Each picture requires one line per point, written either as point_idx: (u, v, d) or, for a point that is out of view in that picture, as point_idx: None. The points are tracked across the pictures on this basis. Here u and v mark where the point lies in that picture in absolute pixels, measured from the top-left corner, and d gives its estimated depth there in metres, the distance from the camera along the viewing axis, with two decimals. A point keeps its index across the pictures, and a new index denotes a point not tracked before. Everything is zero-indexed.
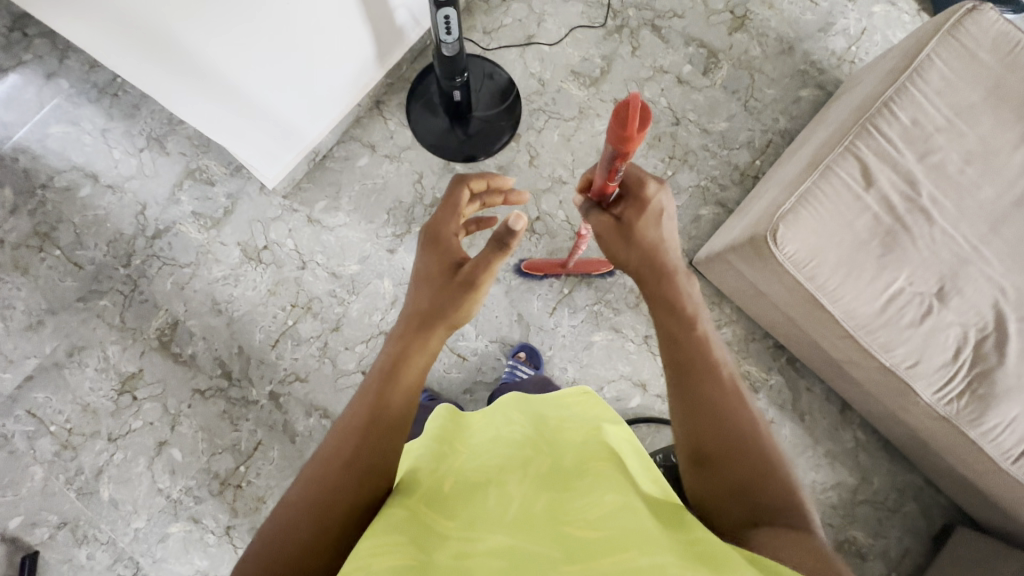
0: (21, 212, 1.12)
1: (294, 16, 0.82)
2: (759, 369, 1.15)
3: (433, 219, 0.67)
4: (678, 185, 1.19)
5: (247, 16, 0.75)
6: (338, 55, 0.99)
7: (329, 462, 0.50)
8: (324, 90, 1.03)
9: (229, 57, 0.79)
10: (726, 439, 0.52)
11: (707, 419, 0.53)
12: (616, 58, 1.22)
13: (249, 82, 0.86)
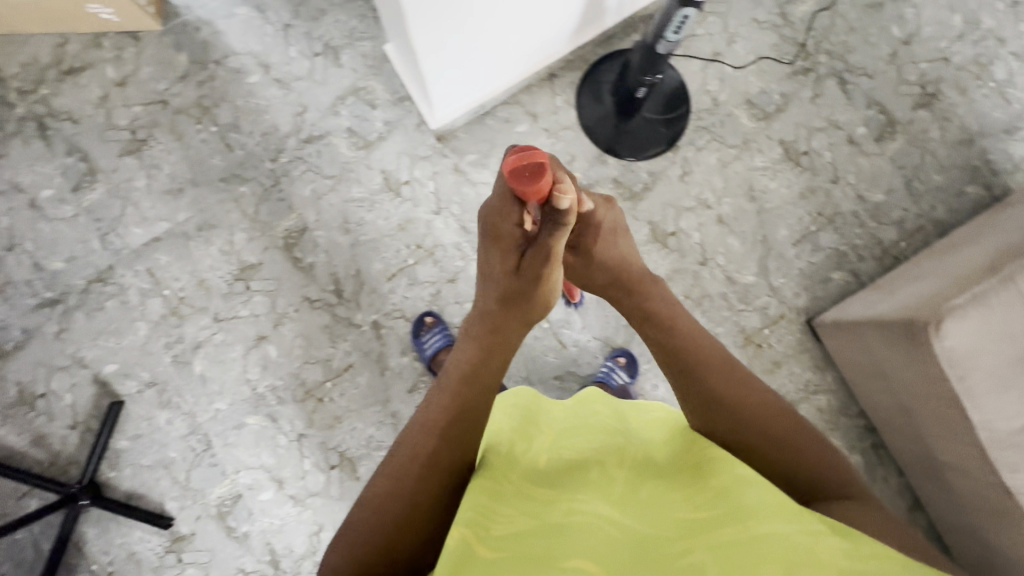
0: (190, 80, 1.14)
1: None
2: (841, 444, 1.15)
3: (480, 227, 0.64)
4: (818, 243, 1.17)
5: None
6: (545, 18, 0.99)
7: (418, 458, 0.56)
8: (519, 49, 1.04)
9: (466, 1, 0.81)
10: (772, 440, 0.58)
11: (735, 424, 0.59)
12: (794, 100, 1.19)
13: (465, 31, 0.89)
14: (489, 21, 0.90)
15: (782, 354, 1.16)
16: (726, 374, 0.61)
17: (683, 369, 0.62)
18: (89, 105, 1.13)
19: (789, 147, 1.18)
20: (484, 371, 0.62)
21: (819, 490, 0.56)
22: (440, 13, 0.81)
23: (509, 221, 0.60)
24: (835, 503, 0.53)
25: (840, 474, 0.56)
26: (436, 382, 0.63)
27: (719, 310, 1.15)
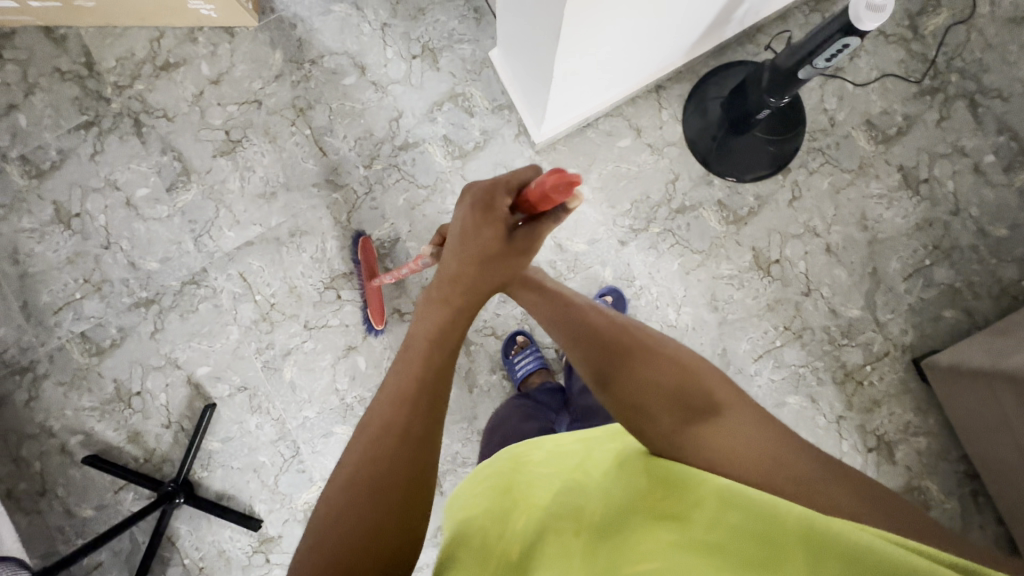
0: (285, 80, 1.11)
1: None
2: (938, 489, 1.11)
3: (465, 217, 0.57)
4: (931, 278, 1.11)
5: None
6: (674, 35, 0.95)
7: (378, 436, 0.49)
8: (640, 66, 1.00)
9: (621, 22, 0.78)
10: (656, 384, 0.53)
11: (627, 380, 0.54)
12: (917, 122, 1.12)
13: (605, 51, 0.85)
14: (630, 34, 0.84)
15: (883, 392, 1.11)
16: (625, 353, 0.57)
17: (613, 346, 0.58)
18: (184, 102, 1.11)
19: (908, 173, 1.11)
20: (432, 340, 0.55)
21: (691, 409, 0.50)
22: (594, 31, 0.76)
23: (500, 208, 0.56)
24: (712, 428, 0.49)
25: (715, 394, 0.52)
26: (400, 354, 0.55)
27: (820, 344, 1.11)
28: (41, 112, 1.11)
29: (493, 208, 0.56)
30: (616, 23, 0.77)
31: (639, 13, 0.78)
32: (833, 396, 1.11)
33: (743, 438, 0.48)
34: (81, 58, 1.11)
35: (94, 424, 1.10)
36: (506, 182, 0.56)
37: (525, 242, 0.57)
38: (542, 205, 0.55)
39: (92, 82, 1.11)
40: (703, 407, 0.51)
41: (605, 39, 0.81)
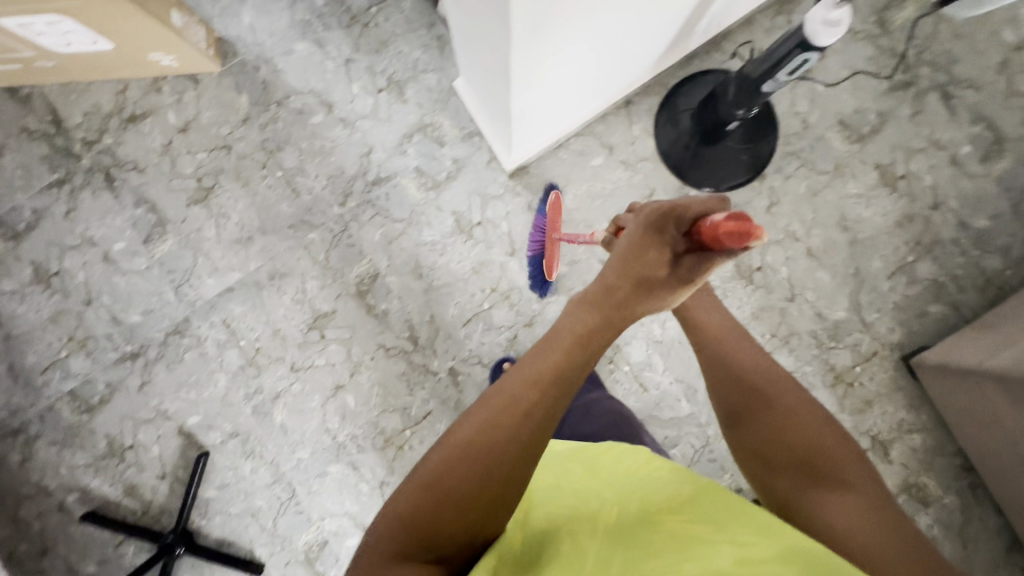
0: (253, 124, 1.11)
1: (639, 16, 0.79)
2: (936, 485, 1.10)
3: (637, 243, 0.57)
4: (914, 274, 1.11)
5: (616, 12, 0.71)
6: (636, 54, 0.94)
7: (490, 428, 0.51)
8: (604, 86, 0.99)
9: (572, 51, 0.76)
10: (787, 445, 0.53)
11: (758, 430, 0.56)
12: (890, 118, 1.11)
13: (561, 78, 0.84)
14: (589, 58, 0.83)
15: (874, 392, 1.11)
16: (782, 410, 0.55)
17: (773, 404, 0.56)
18: (154, 153, 1.11)
19: (885, 170, 1.11)
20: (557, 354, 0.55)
21: (815, 478, 0.50)
22: (551, 59, 0.74)
23: (670, 234, 0.55)
24: (825, 497, 0.49)
25: (844, 471, 0.50)
26: (545, 339, 0.56)
27: (808, 349, 1.10)
28: (11, 173, 1.11)
29: (662, 234, 0.55)
30: (573, 49, 0.76)
31: (596, 38, 0.77)
32: (825, 400, 1.10)
33: (844, 514, 0.47)
34: (47, 117, 1.11)
35: (90, 480, 1.10)
36: (683, 211, 0.55)
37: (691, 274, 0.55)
38: (716, 243, 0.52)
39: (60, 139, 1.11)
40: (831, 478, 0.50)
41: (564, 65, 0.80)
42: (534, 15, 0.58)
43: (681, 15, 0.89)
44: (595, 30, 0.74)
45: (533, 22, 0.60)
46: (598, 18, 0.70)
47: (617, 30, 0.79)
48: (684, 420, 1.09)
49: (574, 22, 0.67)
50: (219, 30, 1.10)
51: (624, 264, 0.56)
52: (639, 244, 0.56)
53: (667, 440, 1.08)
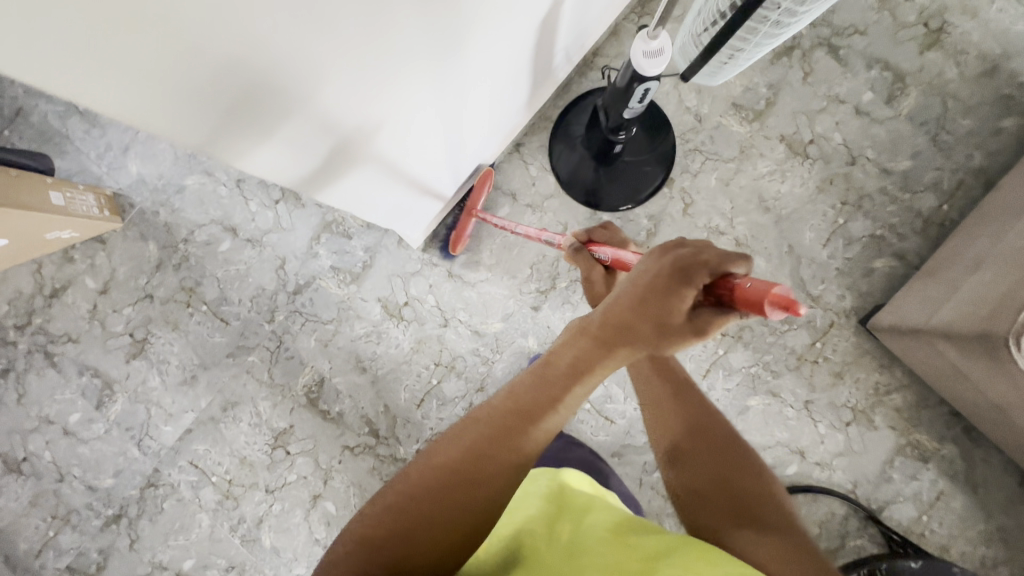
0: (167, 267, 1.12)
1: (472, 86, 0.76)
2: (930, 439, 1.08)
3: (652, 280, 0.45)
4: (850, 234, 1.08)
5: (421, 80, 0.63)
6: (498, 112, 0.92)
7: (476, 446, 0.49)
8: (477, 148, 0.98)
9: (400, 128, 0.70)
10: (729, 488, 0.55)
11: (701, 469, 0.58)
12: (783, 87, 1.08)
13: (414, 163, 0.82)
14: (438, 149, 0.84)
15: (841, 363, 1.08)
16: (726, 455, 0.58)
17: (730, 449, 0.59)
18: (83, 320, 1.13)
19: (791, 140, 1.08)
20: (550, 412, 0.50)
21: (743, 519, 0.51)
22: (365, 171, 0.74)
23: (693, 287, 0.43)
24: (751, 537, 0.49)
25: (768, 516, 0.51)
26: (540, 371, 0.51)
27: (762, 338, 1.08)
28: None
29: (686, 288, 0.43)
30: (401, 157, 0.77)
31: (426, 137, 0.78)
32: (794, 383, 1.08)
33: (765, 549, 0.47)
34: None
35: None
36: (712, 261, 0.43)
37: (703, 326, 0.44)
38: (745, 309, 0.41)
39: None
40: (759, 521, 0.51)
41: (415, 153, 0.79)
42: (273, 120, 0.50)
43: (525, 72, 0.89)
44: (410, 136, 0.73)
45: (285, 167, 0.61)
46: (397, 82, 0.59)
47: (450, 121, 0.80)
48: None
49: (348, 150, 0.66)
50: (110, 187, 1.12)
51: (633, 304, 0.45)
52: (656, 286, 0.44)
53: (647, 465, 1.07)
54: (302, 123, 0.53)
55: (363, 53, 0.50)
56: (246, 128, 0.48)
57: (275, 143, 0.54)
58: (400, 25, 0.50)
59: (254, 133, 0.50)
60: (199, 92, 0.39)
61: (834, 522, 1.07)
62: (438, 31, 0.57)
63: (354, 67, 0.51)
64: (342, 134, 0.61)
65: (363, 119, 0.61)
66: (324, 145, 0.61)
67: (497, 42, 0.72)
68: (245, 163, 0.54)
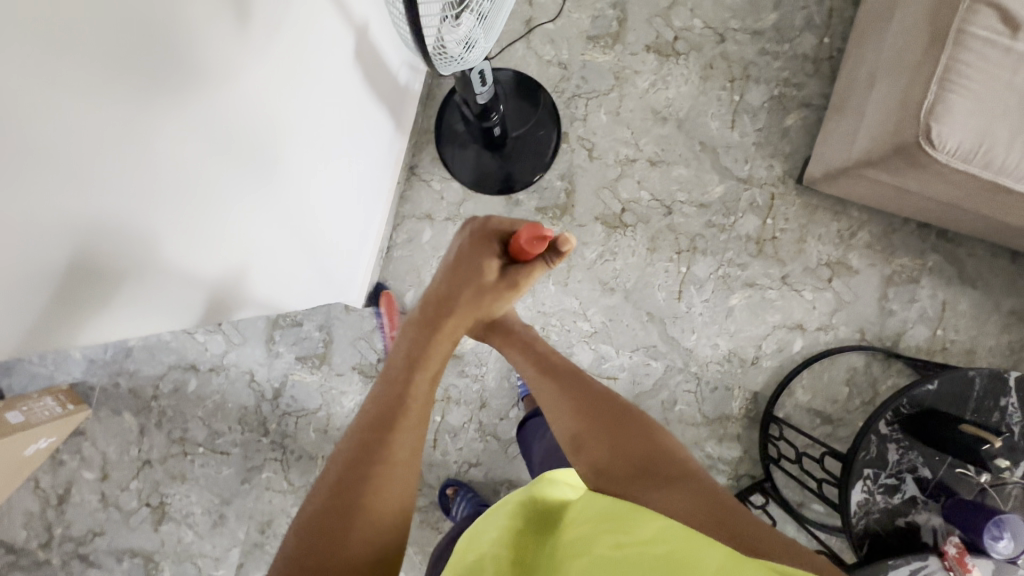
0: (150, 428, 1.13)
1: (327, 145, 0.72)
2: (912, 258, 1.07)
3: (458, 259, 0.63)
4: (752, 106, 1.07)
5: (265, 169, 0.60)
6: (371, 151, 0.90)
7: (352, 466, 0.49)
8: (370, 190, 0.95)
9: (272, 222, 0.66)
10: (630, 453, 0.55)
11: (602, 440, 0.57)
12: (626, 1, 1.08)
13: (308, 242, 0.78)
14: (341, 217, 0.86)
15: (798, 227, 1.07)
16: (617, 418, 0.59)
17: (617, 410, 0.60)
18: (98, 511, 1.13)
19: (657, 45, 1.07)
20: (410, 410, 0.54)
21: (651, 480, 0.52)
22: (260, 280, 0.72)
23: (489, 255, 0.62)
24: (661, 494, 0.50)
25: (674, 470, 0.53)
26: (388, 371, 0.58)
27: (716, 239, 1.07)
28: None
29: (484, 252, 0.62)
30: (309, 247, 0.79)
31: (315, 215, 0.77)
32: (763, 267, 1.07)
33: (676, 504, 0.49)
34: None
35: None
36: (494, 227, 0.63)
37: (514, 281, 0.64)
38: (525, 253, 0.62)
39: (24, 558, 1.14)
40: (666, 479, 0.52)
41: (302, 233, 0.75)
42: (106, 284, 0.46)
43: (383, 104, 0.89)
44: (307, 223, 0.75)
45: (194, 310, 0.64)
46: (240, 185, 0.56)
47: (338, 189, 0.81)
48: (667, 378, 1.06)
49: (225, 274, 0.63)
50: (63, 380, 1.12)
51: (453, 279, 0.63)
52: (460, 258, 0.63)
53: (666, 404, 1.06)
54: (186, 277, 0.57)
55: (169, 193, 0.47)
56: (100, 309, 0.48)
57: (172, 299, 0.58)
58: (205, 134, 0.48)
59: (114, 306, 0.49)
60: (60, 299, 0.43)
61: (858, 375, 1.06)
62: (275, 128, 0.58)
63: (169, 208, 0.48)
64: (202, 264, 0.57)
65: (219, 242, 0.57)
66: (209, 283, 0.61)
67: (333, 95, 0.70)
68: (117, 330, 0.54)
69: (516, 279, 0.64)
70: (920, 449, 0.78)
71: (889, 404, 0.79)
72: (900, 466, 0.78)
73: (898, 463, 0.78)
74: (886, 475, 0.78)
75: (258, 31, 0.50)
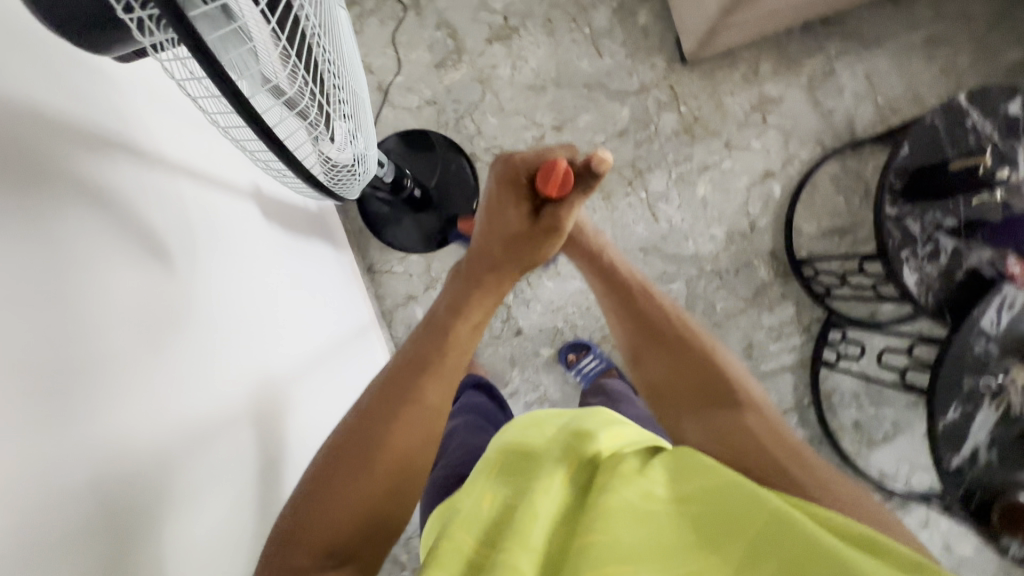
0: None
1: (272, 272, 0.71)
2: (817, 56, 1.10)
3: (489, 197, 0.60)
4: (604, 28, 1.10)
5: (233, 325, 0.58)
6: (315, 262, 0.89)
7: (369, 425, 0.49)
8: (339, 297, 0.94)
9: (273, 365, 0.64)
10: (701, 382, 0.58)
11: (679, 368, 0.60)
12: (445, 15, 1.10)
13: (313, 360, 0.75)
14: (330, 340, 0.84)
15: (710, 97, 1.10)
16: (683, 348, 0.61)
17: (699, 347, 0.61)
18: None
19: (495, 33, 1.10)
20: (448, 359, 0.55)
21: (716, 403, 0.56)
22: (303, 423, 0.68)
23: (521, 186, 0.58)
24: (721, 414, 0.54)
25: (741, 395, 0.56)
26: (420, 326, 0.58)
27: (652, 152, 1.10)
28: None
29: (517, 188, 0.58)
30: (321, 381, 0.76)
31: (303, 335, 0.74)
32: (705, 147, 1.10)
33: (725, 428, 0.53)
34: None
35: None
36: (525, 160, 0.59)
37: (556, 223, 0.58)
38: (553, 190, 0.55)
39: None
40: (720, 401, 0.56)
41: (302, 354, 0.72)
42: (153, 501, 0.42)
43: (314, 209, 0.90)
44: (302, 359, 0.72)
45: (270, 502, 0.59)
46: (220, 352, 0.54)
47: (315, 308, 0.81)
48: (693, 290, 1.10)
49: (267, 432, 0.60)
50: None
51: (489, 220, 0.59)
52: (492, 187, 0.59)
53: (705, 309, 1.10)
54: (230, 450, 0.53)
55: (147, 382, 0.44)
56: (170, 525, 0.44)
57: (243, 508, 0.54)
58: (146, 321, 0.45)
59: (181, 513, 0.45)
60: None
61: (843, 179, 1.09)
62: (226, 289, 0.58)
63: (158, 393, 0.44)
64: (234, 435, 0.54)
65: (235, 406, 0.54)
66: (263, 444, 0.59)
67: (248, 232, 0.69)
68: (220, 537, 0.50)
69: (556, 218, 0.57)
70: (935, 207, 0.80)
71: (881, 187, 0.82)
72: (927, 232, 0.80)
73: (925, 231, 0.80)
74: (922, 247, 0.80)
75: (162, 237, 0.51)
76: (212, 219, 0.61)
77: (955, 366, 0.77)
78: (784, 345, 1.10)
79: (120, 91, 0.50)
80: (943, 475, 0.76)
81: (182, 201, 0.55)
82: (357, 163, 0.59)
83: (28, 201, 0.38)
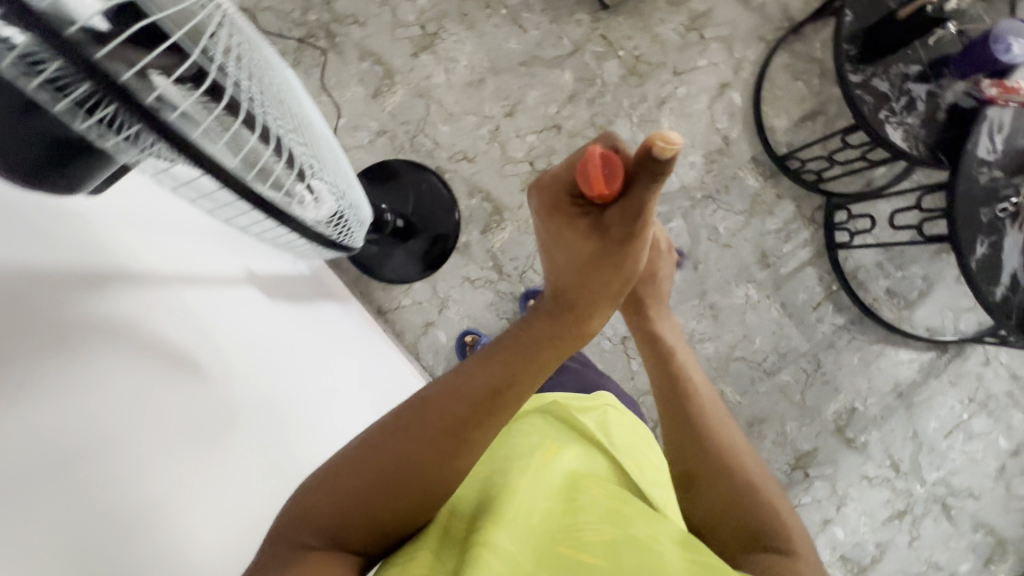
0: None
1: (281, 348, 0.68)
2: None
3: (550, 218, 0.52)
4: (520, 3, 1.09)
5: (251, 422, 0.56)
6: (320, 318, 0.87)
7: (418, 436, 0.44)
8: (356, 342, 0.93)
9: (297, 445, 0.62)
10: (741, 506, 0.50)
11: (723, 481, 0.51)
12: (364, 44, 1.09)
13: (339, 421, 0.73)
14: (357, 390, 0.82)
15: (644, 32, 1.09)
16: (743, 482, 0.51)
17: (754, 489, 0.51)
18: None
19: (418, 45, 1.09)
20: (515, 389, 0.46)
21: (752, 543, 0.47)
22: None
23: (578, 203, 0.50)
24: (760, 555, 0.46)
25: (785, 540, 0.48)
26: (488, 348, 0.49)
27: (608, 104, 1.09)
28: None
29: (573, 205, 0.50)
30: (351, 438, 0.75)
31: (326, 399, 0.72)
32: (656, 82, 1.09)
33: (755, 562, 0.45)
34: None
35: None
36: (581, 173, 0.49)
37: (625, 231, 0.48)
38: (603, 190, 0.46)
39: None
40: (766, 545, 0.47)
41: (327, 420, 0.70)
42: None
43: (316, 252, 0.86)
44: (330, 426, 0.70)
45: None
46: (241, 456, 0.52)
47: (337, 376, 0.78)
48: (692, 221, 1.10)
49: None
50: None
51: (556, 244, 0.52)
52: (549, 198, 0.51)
53: (710, 234, 1.10)
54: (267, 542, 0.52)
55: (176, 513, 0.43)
56: None
57: None
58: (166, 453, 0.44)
59: None
60: None
61: (796, 66, 1.09)
62: (240, 384, 0.56)
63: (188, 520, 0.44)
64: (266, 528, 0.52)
65: (262, 501, 0.53)
66: None
67: (251, 314, 0.67)
68: None
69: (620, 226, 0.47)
70: (897, 60, 0.80)
71: (839, 58, 0.81)
72: (898, 86, 0.80)
73: (895, 85, 0.80)
74: (897, 101, 0.80)
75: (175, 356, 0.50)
76: (214, 316, 0.59)
77: (969, 202, 0.77)
78: (797, 242, 1.10)
79: (89, 220, 0.49)
80: (993, 308, 0.77)
81: (181, 309, 0.54)
82: (347, 215, 0.57)
83: (44, 376, 0.37)
